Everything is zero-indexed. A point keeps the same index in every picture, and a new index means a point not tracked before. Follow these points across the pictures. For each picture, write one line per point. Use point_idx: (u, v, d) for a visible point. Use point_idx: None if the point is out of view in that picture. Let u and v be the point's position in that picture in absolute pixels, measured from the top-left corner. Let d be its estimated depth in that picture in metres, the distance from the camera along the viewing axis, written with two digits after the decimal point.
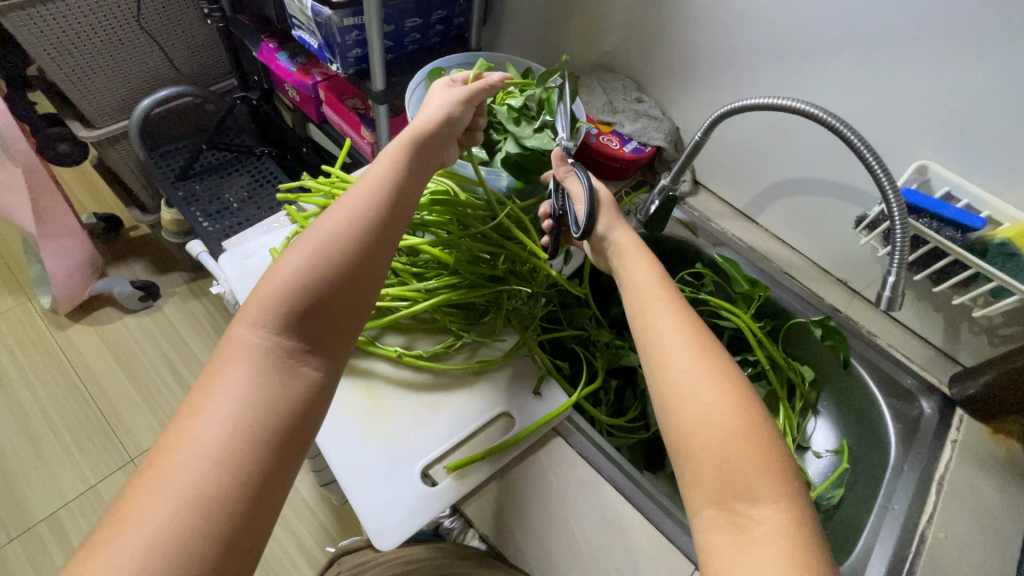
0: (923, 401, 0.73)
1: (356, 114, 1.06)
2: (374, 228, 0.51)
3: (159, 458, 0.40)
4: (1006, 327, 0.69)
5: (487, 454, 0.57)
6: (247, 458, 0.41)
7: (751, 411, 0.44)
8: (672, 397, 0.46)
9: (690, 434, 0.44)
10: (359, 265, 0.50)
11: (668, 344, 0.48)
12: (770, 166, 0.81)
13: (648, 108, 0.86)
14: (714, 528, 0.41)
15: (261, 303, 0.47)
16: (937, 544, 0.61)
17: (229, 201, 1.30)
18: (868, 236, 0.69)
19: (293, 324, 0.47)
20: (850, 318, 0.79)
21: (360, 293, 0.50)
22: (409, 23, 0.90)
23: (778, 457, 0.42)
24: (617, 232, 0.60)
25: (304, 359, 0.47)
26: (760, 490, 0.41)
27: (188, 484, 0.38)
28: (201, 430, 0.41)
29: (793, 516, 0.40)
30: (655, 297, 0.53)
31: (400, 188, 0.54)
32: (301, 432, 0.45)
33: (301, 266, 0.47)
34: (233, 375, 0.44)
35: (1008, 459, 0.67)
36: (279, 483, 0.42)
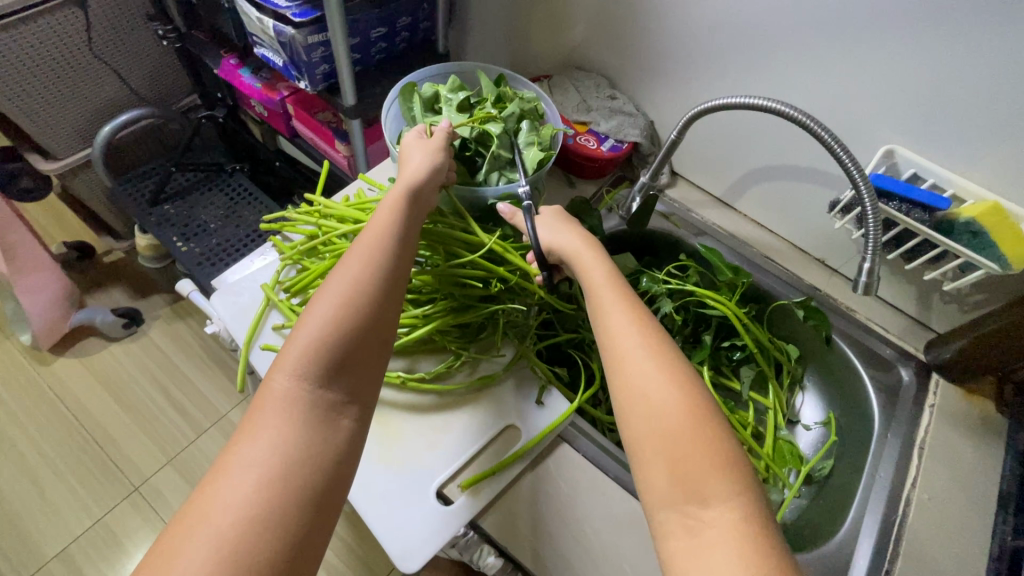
0: (902, 368, 0.77)
1: (328, 127, 1.04)
2: (385, 279, 0.53)
3: (198, 515, 0.41)
4: (974, 294, 0.73)
5: (498, 469, 0.59)
6: (285, 511, 0.42)
7: (701, 411, 0.47)
8: (628, 402, 0.49)
9: (646, 440, 0.47)
10: (376, 314, 0.51)
11: (624, 350, 0.51)
12: (746, 155, 0.82)
13: (622, 104, 0.86)
14: (673, 536, 0.43)
15: (291, 357, 0.48)
16: (922, 505, 0.65)
17: (205, 222, 1.27)
18: (843, 220, 0.72)
19: (323, 376, 0.48)
20: (830, 295, 0.82)
21: (381, 342, 0.52)
22: (374, 33, 0.89)
23: (727, 453, 0.45)
24: (562, 240, 0.61)
25: (339, 411, 0.48)
26: (711, 490, 0.43)
27: (230, 544, 0.39)
28: (241, 488, 0.42)
29: (741, 514, 0.42)
30: (609, 299, 0.55)
31: (403, 235, 0.56)
32: (337, 486, 0.46)
33: (327, 318, 0.49)
34: (269, 428, 0.45)
35: (981, 417, 0.72)
36: (317, 539, 0.43)
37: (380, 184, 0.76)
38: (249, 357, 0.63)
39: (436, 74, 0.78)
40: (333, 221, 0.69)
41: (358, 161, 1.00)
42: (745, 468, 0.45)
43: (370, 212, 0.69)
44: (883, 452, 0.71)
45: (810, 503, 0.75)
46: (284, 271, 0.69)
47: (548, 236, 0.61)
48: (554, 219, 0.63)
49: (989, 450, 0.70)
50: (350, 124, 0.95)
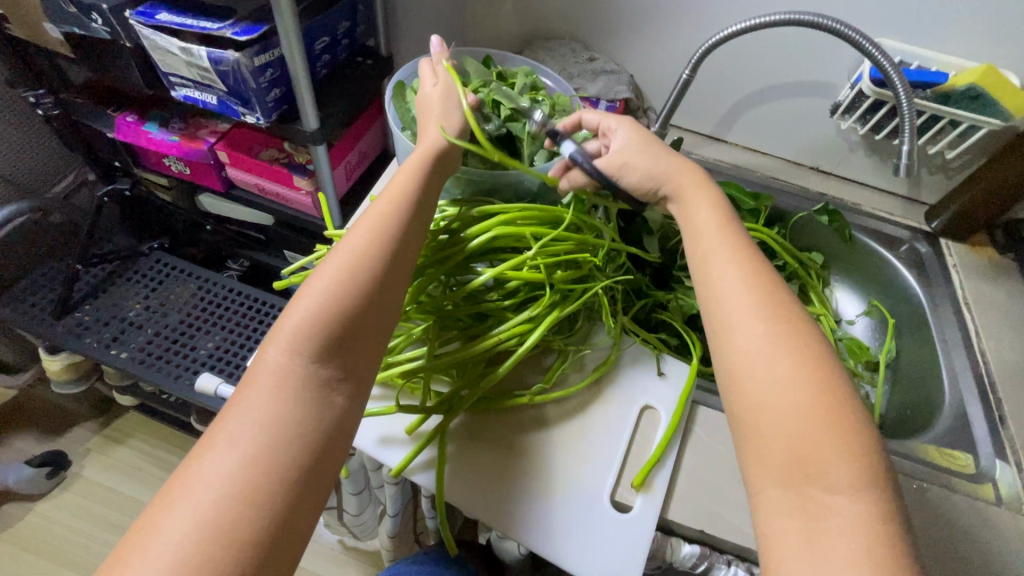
0: (918, 243, 0.84)
1: (280, 165, 0.90)
2: (391, 240, 0.44)
3: (181, 491, 0.34)
4: (958, 160, 0.81)
5: (661, 454, 0.54)
6: (267, 495, 0.34)
7: (834, 390, 0.38)
8: (741, 358, 0.41)
9: (759, 403, 0.39)
10: (383, 279, 0.43)
11: (732, 308, 0.43)
12: (731, 86, 0.84)
13: (603, 64, 0.84)
14: (781, 513, 0.36)
15: (288, 328, 0.40)
16: (990, 352, 0.72)
17: (134, 316, 1.05)
18: (851, 119, 0.76)
19: (324, 347, 0.39)
20: (837, 197, 0.87)
21: (386, 313, 0.43)
22: (318, 44, 0.78)
23: (865, 443, 0.37)
24: (637, 163, 0.53)
25: (335, 389, 0.39)
26: (836, 473, 0.35)
27: (210, 528, 0.32)
28: (225, 464, 0.34)
29: (874, 509, 0.34)
30: (717, 253, 0.46)
31: (422, 198, 0.48)
32: (327, 469, 0.37)
33: (332, 281, 0.41)
34: (258, 400, 0.37)
35: (991, 263, 0.82)
36: (298, 530, 0.35)
37: None
38: None
39: (421, 68, 0.70)
40: None
41: (329, 192, 0.88)
42: (883, 465, 0.36)
43: None
44: (941, 319, 0.76)
45: (893, 388, 0.78)
46: None
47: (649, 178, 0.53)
48: (650, 155, 0.53)
49: (1012, 289, 0.79)
50: (314, 153, 0.84)
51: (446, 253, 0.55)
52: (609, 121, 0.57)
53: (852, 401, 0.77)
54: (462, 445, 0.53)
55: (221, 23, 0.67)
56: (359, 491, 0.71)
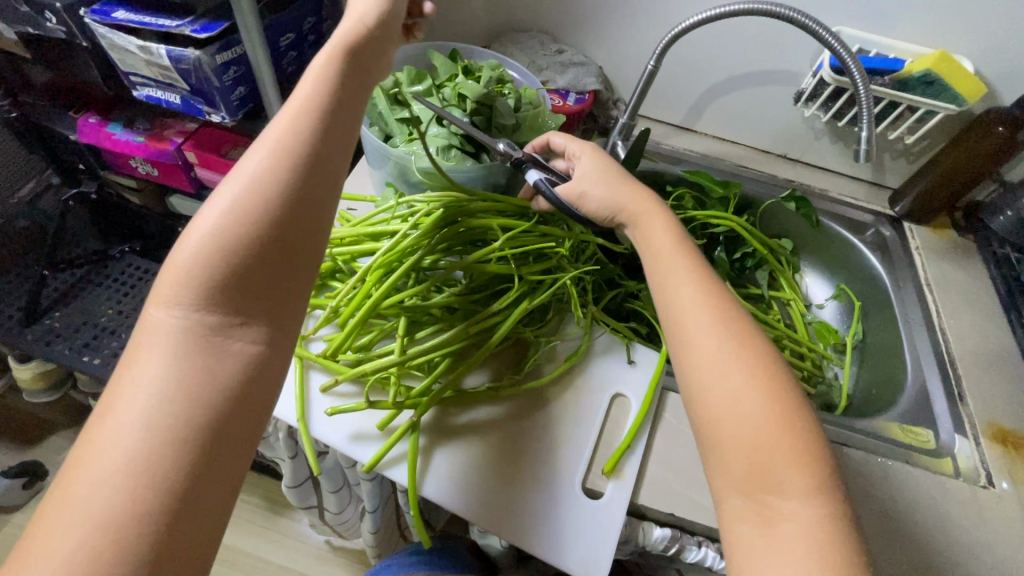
0: (882, 227, 0.86)
1: None
2: (293, 166, 0.37)
3: (72, 470, 0.30)
4: (918, 145, 0.83)
5: (632, 440, 0.55)
6: (170, 458, 0.30)
7: (789, 400, 0.39)
8: (699, 376, 0.42)
9: (717, 418, 0.40)
10: (286, 209, 0.37)
11: (687, 325, 0.44)
12: (699, 76, 0.85)
13: (571, 56, 0.85)
14: (741, 520, 0.37)
15: (173, 277, 0.35)
16: (951, 330, 0.74)
17: (106, 321, 1.03)
18: (814, 106, 0.77)
19: (214, 294, 0.35)
20: (805, 183, 0.89)
21: (295, 246, 0.37)
22: (283, 40, 0.77)
23: (817, 452, 0.38)
24: (595, 190, 0.54)
25: (235, 334, 0.35)
26: (791, 482, 0.36)
27: (107, 507, 0.28)
28: (117, 435, 0.30)
29: (827, 514, 0.35)
30: (676, 266, 0.48)
31: (332, 108, 0.40)
32: (237, 421, 0.33)
33: (220, 218, 0.35)
34: (149, 364, 0.33)
35: (952, 245, 0.84)
36: (212, 497, 0.31)
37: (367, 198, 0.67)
38: (310, 430, 0.51)
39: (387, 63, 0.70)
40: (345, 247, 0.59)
41: None
42: (834, 472, 0.37)
43: (381, 226, 0.59)
44: (904, 299, 0.78)
45: (860, 369, 0.80)
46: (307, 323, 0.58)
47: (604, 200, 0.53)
48: (605, 179, 0.54)
49: (973, 268, 0.81)
50: None
51: (414, 246, 0.54)
52: (574, 146, 0.58)
53: (821, 383, 0.79)
54: (436, 438, 0.53)
55: (181, 20, 0.66)
56: (338, 489, 0.71)
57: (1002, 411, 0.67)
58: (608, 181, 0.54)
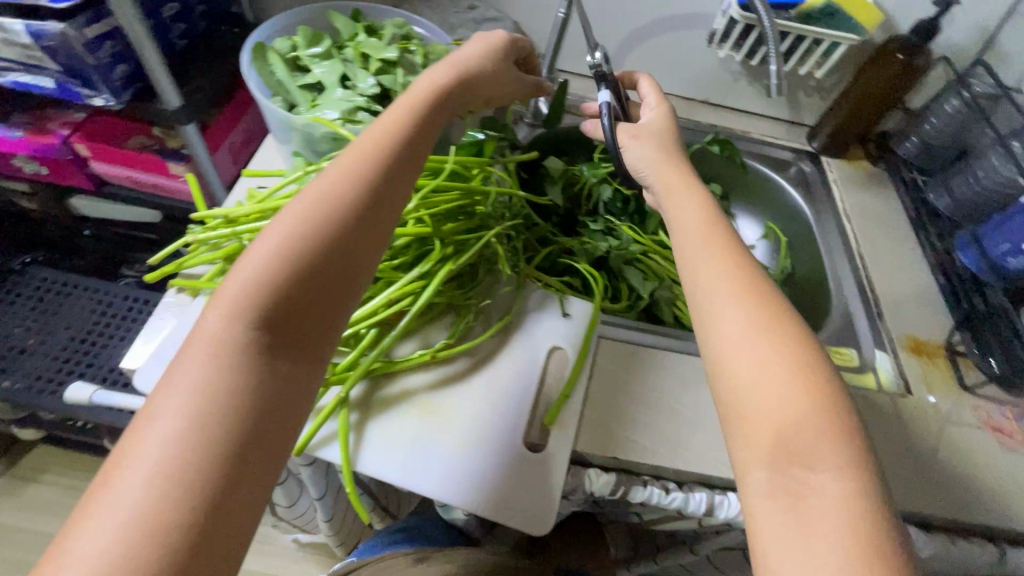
0: (801, 163, 0.89)
1: (151, 152, 0.82)
2: (356, 196, 0.38)
3: (118, 462, 0.29)
4: (829, 80, 0.86)
5: (570, 391, 0.55)
6: (212, 462, 0.30)
7: (817, 375, 0.37)
8: (725, 348, 0.40)
9: (744, 395, 0.38)
10: (344, 235, 0.37)
11: (717, 298, 0.42)
12: (616, 24, 0.84)
13: (485, 12, 0.82)
14: (767, 495, 0.34)
15: (238, 287, 0.34)
16: (869, 255, 0.77)
17: (15, 339, 0.95)
18: (726, 47, 0.78)
19: (274, 310, 0.34)
20: (727, 127, 0.90)
21: (345, 270, 0.37)
22: (167, 11, 0.70)
23: (851, 430, 0.35)
24: (638, 145, 0.58)
25: (283, 352, 0.35)
26: (822, 454, 0.34)
27: (134, 514, 0.28)
28: (158, 440, 0.30)
29: (859, 492, 0.32)
30: (706, 245, 0.46)
31: (401, 144, 0.43)
32: (274, 429, 0.33)
33: (283, 239, 0.35)
34: (201, 372, 0.32)
35: (867, 172, 0.87)
36: (244, 514, 0.30)
37: (275, 173, 0.62)
38: None
39: (282, 26, 0.65)
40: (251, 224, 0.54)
41: (212, 176, 0.82)
42: (871, 452, 0.35)
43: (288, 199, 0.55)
44: (823, 230, 0.81)
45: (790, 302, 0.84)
46: None
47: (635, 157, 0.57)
48: (650, 139, 0.58)
49: (887, 195, 0.85)
50: (184, 135, 0.77)
51: None
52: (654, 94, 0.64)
53: None
54: (368, 411, 0.52)
55: None
56: (283, 479, 0.69)
57: (916, 324, 0.70)
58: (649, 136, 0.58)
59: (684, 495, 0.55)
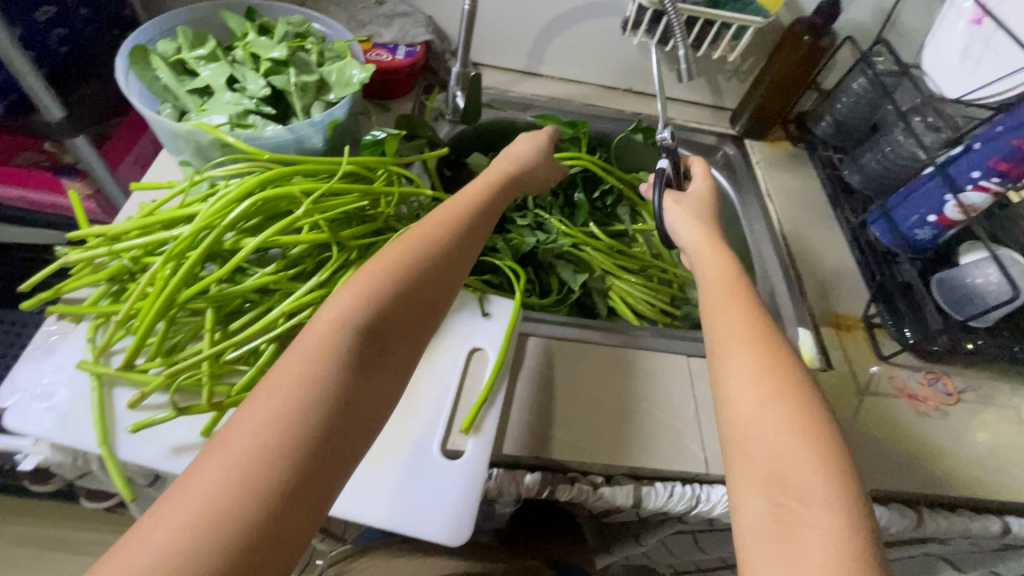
0: (725, 147, 0.90)
1: (46, 171, 0.77)
2: (446, 242, 0.45)
3: (224, 432, 0.33)
4: (745, 63, 0.87)
5: (489, 394, 0.53)
6: (306, 444, 0.33)
7: (815, 416, 0.40)
8: (726, 383, 0.43)
9: (744, 430, 0.40)
10: (432, 273, 0.42)
11: (732, 336, 0.46)
12: (532, 15, 0.82)
13: (394, 7, 0.79)
14: (761, 526, 0.36)
15: (352, 294, 0.39)
16: (791, 233, 0.79)
17: None
18: (639, 34, 0.77)
19: (377, 321, 0.38)
20: (651, 114, 0.90)
21: (426, 305, 0.42)
22: (41, 14, 0.64)
23: (846, 470, 0.37)
24: (680, 217, 0.62)
25: (380, 361, 0.38)
26: (812, 488, 0.36)
27: (236, 476, 0.30)
28: (251, 424, 0.32)
29: (850, 527, 0.34)
30: (724, 292, 0.50)
31: (480, 211, 0.50)
32: (359, 431, 0.36)
33: (391, 266, 0.40)
34: (311, 360, 0.36)
35: (788, 154, 0.89)
36: (319, 500, 0.32)
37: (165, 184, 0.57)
38: (115, 454, 0.44)
39: (164, 28, 0.61)
40: (134, 242, 0.50)
41: (111, 191, 0.77)
42: (863, 496, 0.36)
43: (172, 212, 0.51)
44: (749, 211, 0.82)
45: None
46: (97, 334, 0.49)
47: (672, 225, 0.62)
48: (689, 209, 0.62)
49: (806, 173, 0.87)
50: (72, 148, 0.71)
51: (205, 228, 0.47)
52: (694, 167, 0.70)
53: (688, 305, 0.82)
54: None
55: None
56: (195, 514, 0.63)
57: (835, 299, 0.72)
58: (693, 205, 0.63)
59: (612, 489, 0.54)
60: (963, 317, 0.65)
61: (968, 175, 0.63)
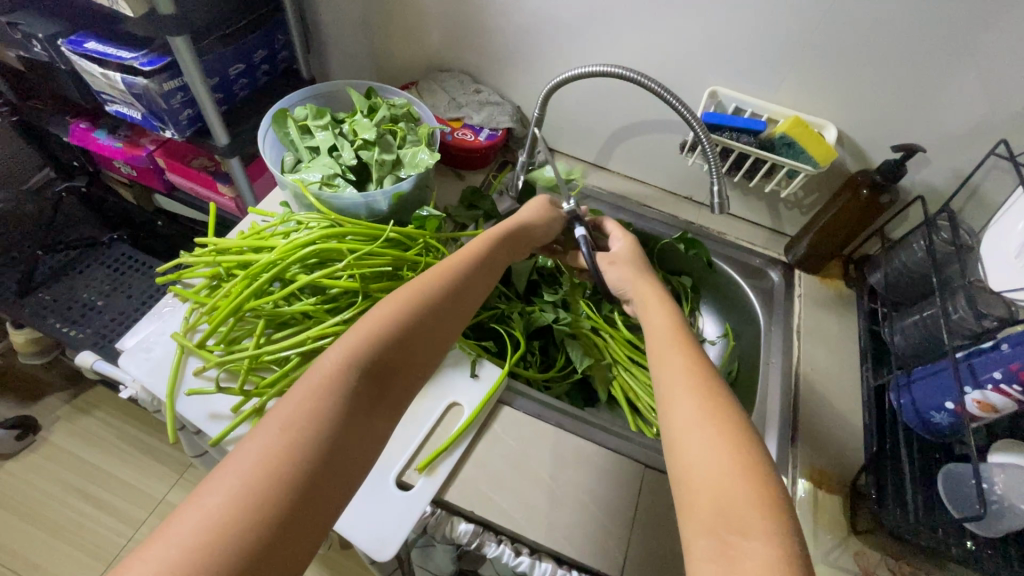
0: (772, 273, 0.90)
1: (208, 173, 1.02)
2: (442, 297, 0.55)
3: (235, 453, 0.41)
4: (807, 198, 0.88)
5: (450, 444, 0.63)
6: (305, 465, 0.41)
7: (751, 452, 0.43)
8: (675, 422, 0.48)
9: (691, 468, 0.44)
10: (421, 325, 0.52)
11: (676, 381, 0.50)
12: (606, 120, 0.92)
13: (488, 96, 0.94)
14: (707, 560, 0.38)
15: (349, 340, 0.48)
16: (807, 376, 0.78)
17: (90, 300, 1.18)
18: (694, 156, 0.83)
19: (373, 362, 0.48)
20: (703, 226, 0.94)
21: (414, 352, 0.51)
22: (233, 70, 0.89)
23: (778, 500, 0.40)
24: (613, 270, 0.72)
25: (370, 394, 0.47)
26: (751, 523, 0.39)
27: (244, 485, 0.39)
28: (262, 446, 0.41)
29: (784, 553, 0.37)
30: (665, 347, 0.55)
31: (476, 267, 0.60)
32: (353, 452, 0.45)
33: (384, 318, 0.50)
34: (312, 394, 0.45)
35: (836, 294, 0.87)
36: (316, 517, 0.41)
37: (272, 213, 0.76)
38: (175, 406, 0.61)
39: (304, 97, 0.80)
40: (232, 255, 0.68)
41: (247, 199, 1.00)
42: (795, 526, 0.39)
43: (265, 240, 0.69)
44: (771, 343, 0.83)
45: None
46: (191, 316, 0.67)
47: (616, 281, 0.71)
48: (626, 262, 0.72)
49: (848, 317, 0.84)
50: (228, 165, 0.94)
51: (275, 260, 0.64)
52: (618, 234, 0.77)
53: None
54: None
55: (136, 52, 0.78)
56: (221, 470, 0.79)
57: (828, 454, 0.71)
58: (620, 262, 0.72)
59: (530, 562, 0.59)
60: (959, 513, 0.60)
61: (989, 372, 0.59)
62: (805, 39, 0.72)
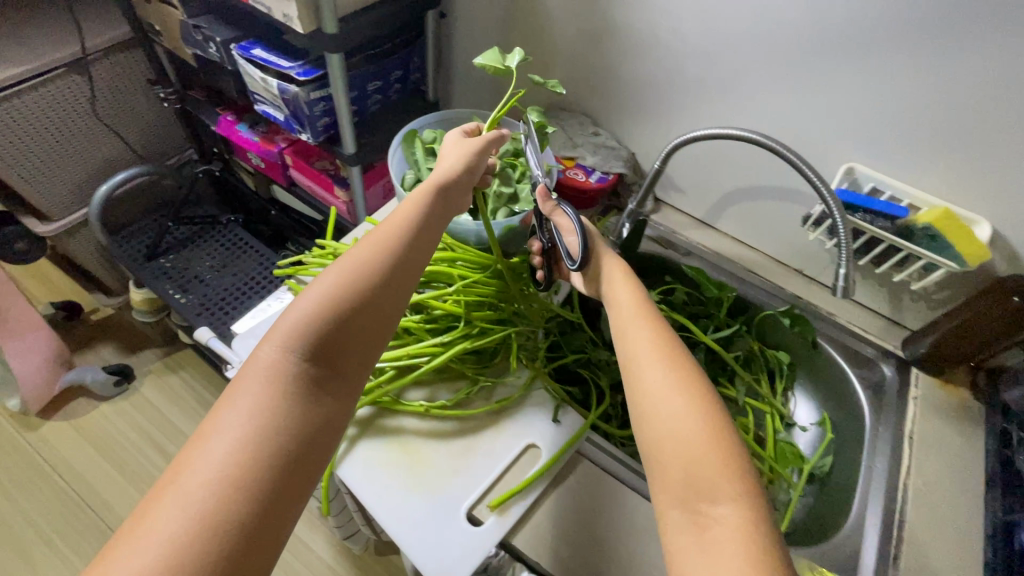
0: (884, 365, 0.83)
1: (327, 175, 1.10)
2: (390, 260, 0.54)
3: (181, 469, 0.41)
4: (939, 292, 0.80)
5: (524, 485, 0.62)
6: (256, 462, 0.42)
7: (723, 426, 0.46)
8: (643, 399, 0.48)
9: (660, 445, 0.46)
10: (364, 294, 0.51)
11: (638, 355, 0.51)
12: (722, 178, 0.90)
13: (606, 140, 0.95)
14: (682, 531, 0.42)
15: (282, 330, 0.48)
16: (917, 490, 0.70)
17: (201, 272, 1.29)
18: (817, 232, 0.79)
19: (314, 342, 0.48)
20: (812, 303, 0.88)
21: (364, 319, 0.51)
22: (370, 86, 0.95)
23: (741, 464, 0.44)
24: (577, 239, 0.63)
25: (314, 368, 0.48)
26: (719, 490, 0.43)
27: (197, 497, 0.39)
28: (216, 454, 0.41)
29: (750, 519, 0.41)
30: (626, 319, 0.55)
31: (421, 220, 0.58)
32: (316, 413, 0.46)
33: (317, 298, 0.50)
34: (254, 393, 0.45)
35: (960, 404, 0.78)
36: (295, 485, 0.43)
37: None
38: None
39: (434, 121, 0.84)
40: None
41: (359, 206, 1.05)
42: (758, 490, 0.43)
43: None
44: (876, 444, 0.76)
45: (814, 500, 0.79)
46: None
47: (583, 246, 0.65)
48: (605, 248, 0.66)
49: (971, 433, 0.76)
50: (349, 171, 1.00)
51: None
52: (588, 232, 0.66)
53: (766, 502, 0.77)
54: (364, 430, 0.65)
55: (293, 62, 0.86)
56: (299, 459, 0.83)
57: None
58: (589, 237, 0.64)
59: None
60: None
61: None
62: (967, 125, 0.67)
